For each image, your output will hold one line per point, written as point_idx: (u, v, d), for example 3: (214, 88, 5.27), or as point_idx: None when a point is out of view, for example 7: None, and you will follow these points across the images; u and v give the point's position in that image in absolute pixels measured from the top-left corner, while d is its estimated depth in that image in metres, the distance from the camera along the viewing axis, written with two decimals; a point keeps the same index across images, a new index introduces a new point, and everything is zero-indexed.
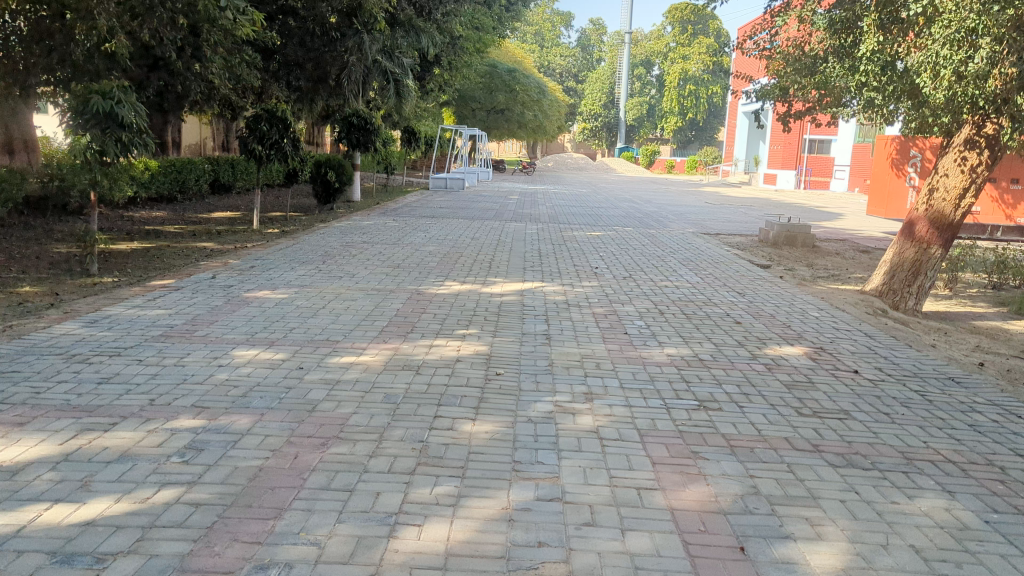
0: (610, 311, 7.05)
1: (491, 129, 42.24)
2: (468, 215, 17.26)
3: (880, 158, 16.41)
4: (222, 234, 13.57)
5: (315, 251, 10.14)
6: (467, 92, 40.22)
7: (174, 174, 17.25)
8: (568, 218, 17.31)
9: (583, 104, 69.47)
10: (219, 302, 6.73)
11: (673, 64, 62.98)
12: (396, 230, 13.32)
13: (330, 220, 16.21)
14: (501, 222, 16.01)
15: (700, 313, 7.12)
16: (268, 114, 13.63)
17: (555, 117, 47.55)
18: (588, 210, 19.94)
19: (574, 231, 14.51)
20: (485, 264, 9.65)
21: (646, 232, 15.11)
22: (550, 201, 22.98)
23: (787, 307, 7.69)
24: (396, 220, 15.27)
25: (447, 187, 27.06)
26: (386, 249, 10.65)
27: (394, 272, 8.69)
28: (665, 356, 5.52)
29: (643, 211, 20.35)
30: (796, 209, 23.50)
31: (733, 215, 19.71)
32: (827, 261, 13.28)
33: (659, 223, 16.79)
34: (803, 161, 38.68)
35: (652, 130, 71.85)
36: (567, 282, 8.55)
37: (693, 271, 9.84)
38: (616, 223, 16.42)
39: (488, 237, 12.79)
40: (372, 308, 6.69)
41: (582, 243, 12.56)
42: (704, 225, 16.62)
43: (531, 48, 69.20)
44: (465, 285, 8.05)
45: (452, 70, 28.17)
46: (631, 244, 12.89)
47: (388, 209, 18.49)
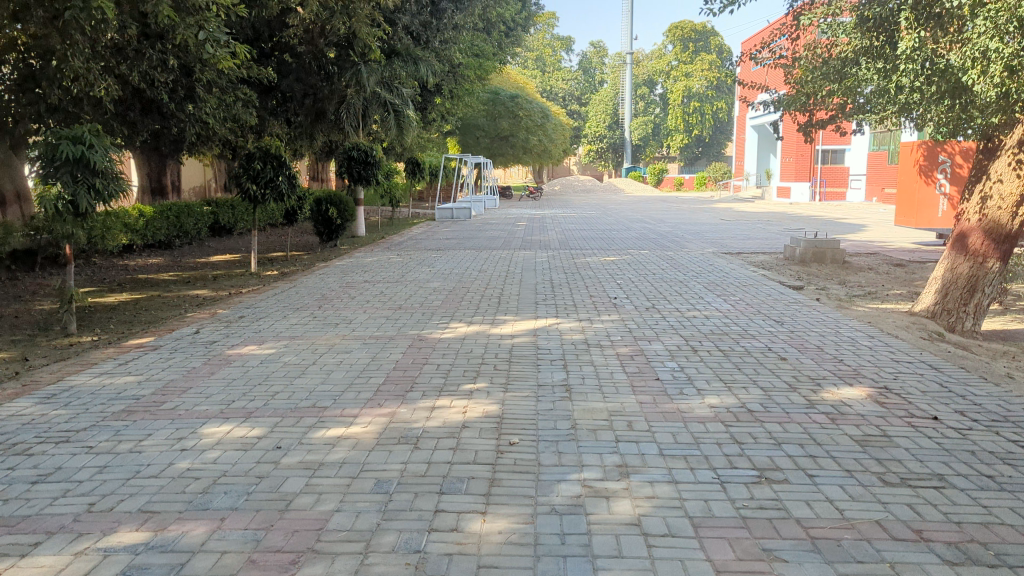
0: (637, 351, 6.27)
1: (497, 155, 41.67)
2: (476, 245, 16.58)
3: (904, 166, 15.57)
4: (218, 279, 12.91)
5: (312, 295, 9.41)
6: (471, 119, 39.72)
7: (171, 219, 16.67)
8: (579, 243, 16.58)
9: (588, 126, 69.01)
10: (198, 363, 5.99)
11: (677, 81, 62.67)
12: (400, 266, 12.62)
13: (333, 257, 15.55)
14: (511, 251, 15.29)
15: (738, 349, 6.33)
16: (263, 152, 13.03)
17: (560, 141, 46.99)
18: (600, 234, 19.22)
19: (588, 257, 13.75)
20: (495, 300, 8.91)
21: (664, 255, 14.32)
22: (560, 226, 22.29)
23: (832, 336, 6.89)
24: (401, 255, 14.58)
25: (454, 216, 26.43)
26: (388, 288, 9.93)
27: (395, 315, 7.94)
28: (707, 409, 4.72)
29: (656, 232, 19.62)
30: (813, 222, 22.74)
31: (751, 232, 18.95)
32: (859, 277, 12.46)
33: (676, 244, 16.02)
34: (816, 172, 37.94)
35: (659, 149, 71.32)
36: (584, 317, 7.78)
37: (720, 296, 9.05)
38: (631, 247, 15.66)
39: (497, 269, 12.07)
40: (368, 362, 5.94)
41: (597, 271, 11.80)
42: (723, 244, 15.83)
43: (533, 73, 68.91)
44: (473, 327, 7.29)
45: (454, 98, 27.67)
46: (649, 268, 12.11)
47: (394, 243, 17.83)
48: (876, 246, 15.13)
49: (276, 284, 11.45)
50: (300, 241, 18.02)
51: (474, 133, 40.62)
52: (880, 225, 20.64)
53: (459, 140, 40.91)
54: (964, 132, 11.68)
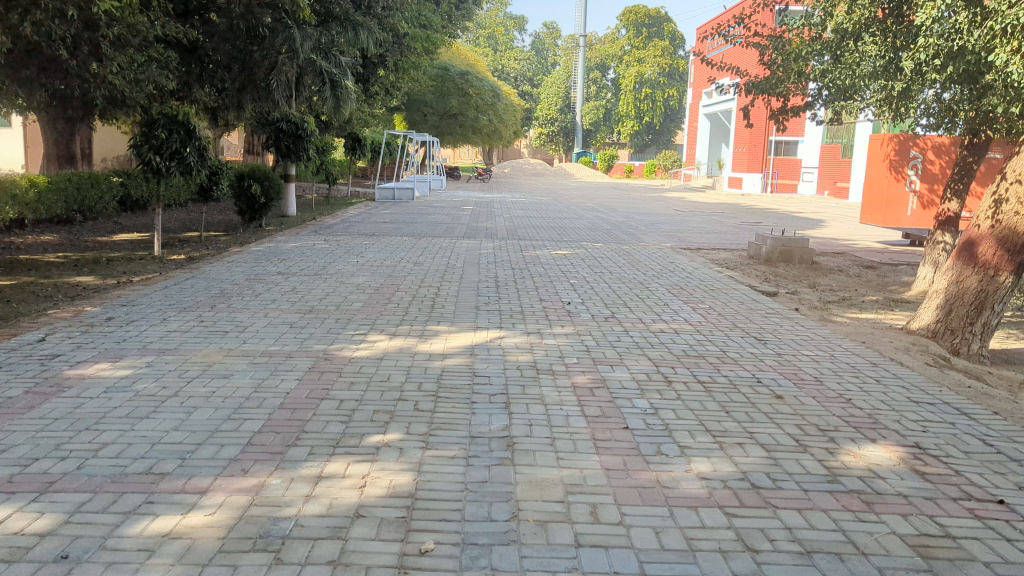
0: (597, 382, 4.99)
1: (444, 135, 40.08)
2: (414, 231, 15.16)
3: (874, 160, 14.53)
4: (112, 263, 11.26)
5: (209, 290, 7.91)
6: (418, 96, 38.04)
7: (70, 191, 14.85)
8: (527, 233, 15.28)
9: (539, 109, 67.74)
10: (18, 392, 4.52)
11: (630, 66, 61.94)
12: (325, 254, 11.14)
13: (253, 240, 13.95)
14: (452, 239, 13.91)
15: (723, 381, 5.09)
16: (166, 119, 11.35)
17: (510, 123, 45.56)
18: (550, 222, 17.93)
19: (538, 249, 12.47)
20: (426, 303, 7.54)
21: (619, 249, 13.10)
22: (507, 212, 20.97)
23: (830, 363, 5.71)
24: (330, 240, 13.08)
25: (395, 198, 24.87)
26: (303, 282, 8.47)
27: (303, 321, 6.52)
28: (696, 483, 3.45)
29: (609, 222, 18.45)
30: (770, 216, 21.87)
31: (708, 226, 17.97)
32: (831, 279, 11.42)
33: (631, 237, 14.83)
34: (769, 164, 37.38)
35: (609, 135, 70.47)
36: (533, 328, 6.48)
37: (689, 304, 7.84)
38: (584, 239, 14.42)
39: (435, 261, 10.70)
40: (249, 393, 4.53)
41: (548, 266, 10.51)
42: (682, 238, 14.70)
43: (484, 52, 67.23)
44: (396, 341, 5.93)
45: (398, 71, 26.07)
46: (605, 265, 10.89)
47: (324, 226, 16.27)
48: (843, 245, 14.16)
49: (176, 271, 9.89)
50: (219, 220, 16.37)
51: (420, 110, 38.95)
52: (839, 223, 19.80)
53: (404, 117, 39.22)
54: (951, 126, 10.68)
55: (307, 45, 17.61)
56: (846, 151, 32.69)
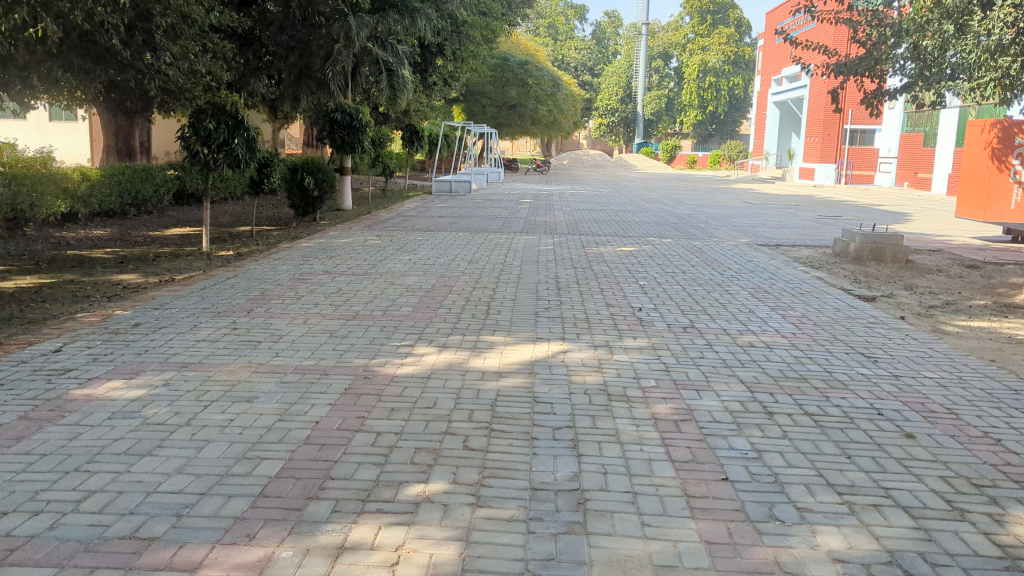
0: (684, 413, 4.17)
1: (503, 126, 39.36)
2: (471, 226, 14.50)
3: (973, 147, 13.35)
4: (158, 259, 10.81)
5: (250, 291, 7.31)
6: (477, 86, 37.39)
7: (122, 184, 14.56)
8: (590, 227, 14.47)
9: (600, 99, 66.57)
10: (13, 416, 3.92)
11: (694, 54, 60.40)
12: (376, 250, 10.53)
13: (305, 235, 13.46)
14: (511, 234, 13.20)
15: (835, 413, 4.23)
16: (215, 108, 10.86)
17: (570, 113, 44.59)
18: (613, 216, 17.08)
19: (603, 246, 11.66)
20: (482, 307, 6.83)
21: (690, 246, 12.19)
22: (568, 205, 20.20)
23: (958, 388, 4.80)
24: (383, 235, 12.48)
25: (452, 190, 24.27)
26: (350, 283, 7.84)
27: (345, 329, 5.85)
28: (829, 569, 2.63)
29: (675, 215, 17.50)
30: (847, 209, 20.60)
31: (783, 220, 16.88)
32: (928, 280, 10.34)
33: (702, 232, 13.89)
34: (842, 154, 35.81)
35: (671, 125, 68.94)
36: (601, 340, 5.70)
37: (778, 312, 6.94)
38: (651, 234, 13.53)
39: (492, 258, 10.00)
40: (272, 422, 3.85)
41: (615, 265, 9.68)
42: (757, 234, 13.70)
43: (544, 41, 66.23)
44: (447, 354, 5.21)
45: (457, 60, 25.45)
46: (677, 263, 10.02)
47: (379, 220, 15.73)
48: (935, 241, 13.00)
49: (221, 268, 9.37)
50: (272, 214, 15.95)
51: (479, 100, 38.28)
52: (924, 216, 18.49)
53: (463, 108, 38.65)
54: None
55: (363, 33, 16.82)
56: (928, 140, 31.01)
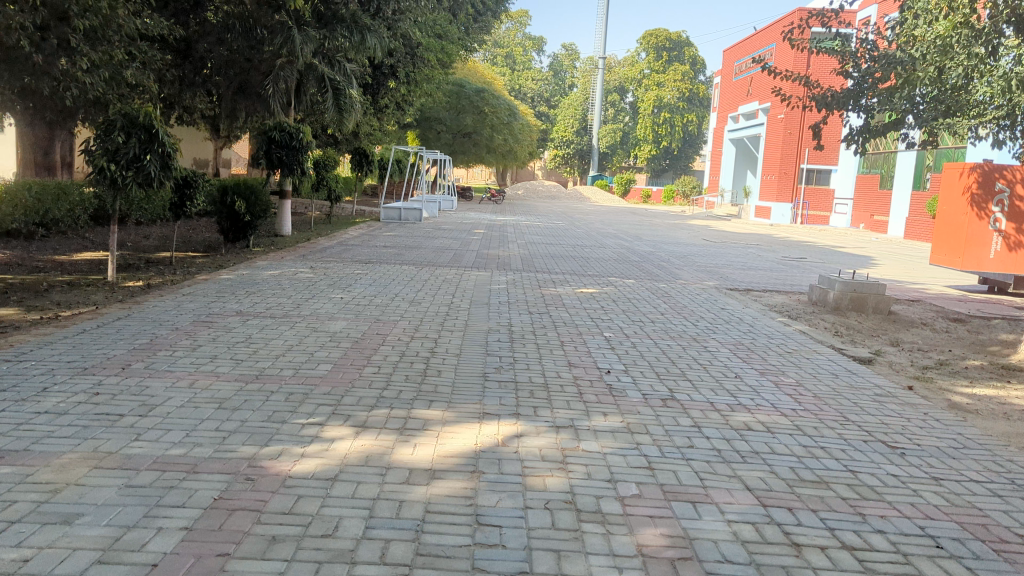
0: (679, 546, 3.03)
1: (457, 154, 38.34)
2: (416, 258, 13.33)
3: (951, 194, 12.72)
4: (52, 288, 9.35)
5: (138, 338, 6.01)
6: (431, 111, 36.37)
7: (29, 201, 13.04)
8: (546, 264, 13.42)
9: (555, 130, 66.14)
10: None
11: (649, 90, 60.52)
12: (305, 286, 9.27)
13: (231, 262, 12.13)
14: (460, 269, 12.06)
15: (881, 548, 3.14)
16: (124, 119, 9.50)
17: (525, 142, 43.82)
18: (570, 252, 16.06)
19: (562, 286, 10.57)
20: (418, 365, 5.63)
21: (656, 288, 11.20)
22: (522, 238, 19.17)
23: (1020, 500, 3.76)
24: (316, 266, 11.21)
25: (401, 218, 23.05)
26: (262, 329, 6.58)
27: (240, 397, 4.60)
28: None
29: (635, 253, 16.56)
30: (810, 251, 19.99)
31: (747, 262, 16.03)
32: (915, 335, 9.45)
33: (667, 273, 12.89)
34: (799, 193, 35.73)
35: (625, 159, 68.81)
36: (563, 419, 4.55)
37: (769, 379, 5.88)
38: (612, 274, 12.49)
39: (437, 298, 8.83)
40: (85, 568, 2.60)
41: (577, 310, 8.57)
42: (724, 276, 12.77)
43: (501, 70, 65.70)
44: (365, 440, 4.00)
45: (411, 83, 24.40)
46: (644, 310, 8.96)
47: (317, 249, 14.45)
48: (912, 289, 12.22)
49: (118, 302, 8.02)
50: (202, 239, 14.53)
51: (433, 127, 37.15)
52: (889, 262, 17.89)
53: (417, 133, 37.52)
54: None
55: (307, 51, 15.41)
56: (884, 182, 30.97)
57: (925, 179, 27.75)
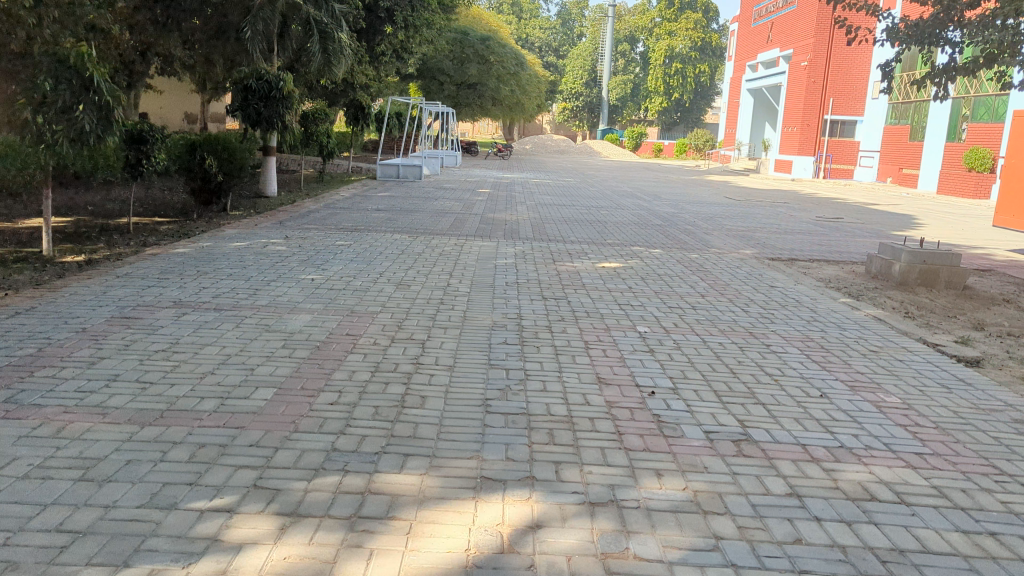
0: None
1: (461, 107, 36.56)
2: (412, 224, 11.81)
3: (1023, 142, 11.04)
4: None
5: (24, 345, 4.55)
6: (434, 62, 34.51)
7: None
8: (559, 230, 11.93)
9: (564, 82, 63.89)
10: None
11: (660, 40, 58.07)
12: (273, 262, 7.77)
13: (199, 230, 10.64)
14: (462, 237, 10.58)
15: None
16: (52, 61, 7.97)
17: (532, 94, 41.91)
18: (584, 214, 14.50)
19: (579, 258, 9.04)
20: (393, 387, 4.13)
21: (687, 258, 9.71)
22: (530, 197, 17.64)
23: None
24: (295, 235, 9.73)
25: (400, 176, 21.42)
26: (198, 329, 5.09)
27: (122, 458, 3.13)
28: None
29: (656, 214, 15.04)
30: (842, 210, 18.44)
31: (781, 225, 14.42)
32: (1001, 314, 7.91)
33: (697, 241, 11.32)
34: (822, 146, 34.09)
35: (635, 112, 66.67)
36: (600, 489, 3.05)
37: (866, 401, 4.37)
38: (635, 241, 10.96)
39: (431, 277, 7.34)
40: None
41: (599, 292, 7.05)
42: (761, 243, 11.23)
43: (508, 20, 63.26)
44: (291, 549, 2.52)
45: (410, 30, 22.68)
46: (679, 290, 7.44)
47: (301, 213, 12.92)
48: (978, 255, 10.66)
49: (37, 286, 6.55)
50: (173, 201, 13.07)
51: (436, 78, 35.18)
52: (934, 223, 16.27)
53: (419, 85, 35.61)
54: None
55: None
56: (915, 133, 29.27)
57: (961, 129, 26.12)
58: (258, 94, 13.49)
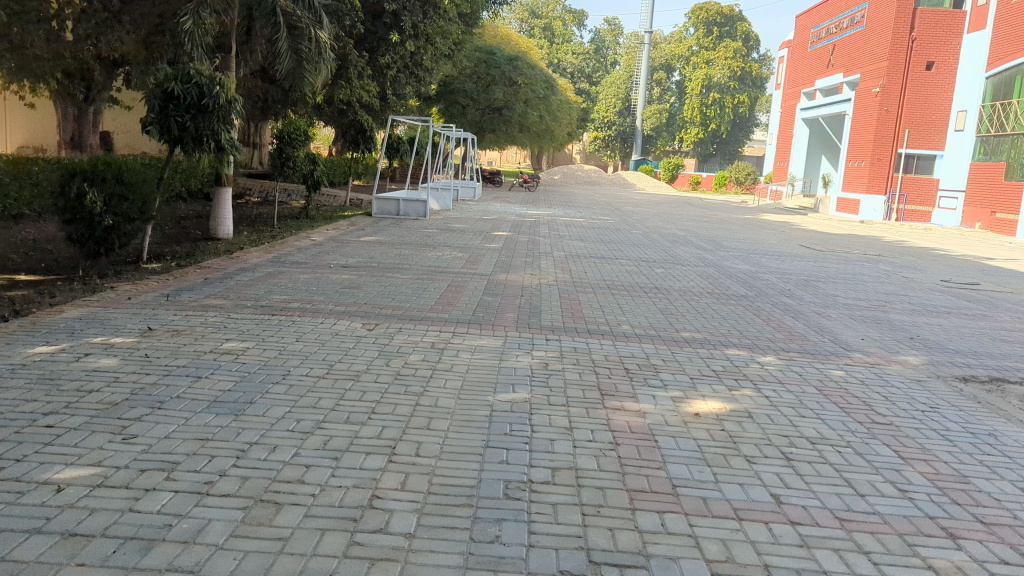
0: None
1: (485, 133, 32.91)
2: (382, 294, 7.93)
3: None
4: None
5: None
6: (454, 82, 30.91)
7: None
8: (598, 307, 7.99)
9: (596, 110, 60.41)
10: None
11: (698, 68, 54.31)
12: (42, 410, 3.85)
13: (43, 300, 6.79)
14: (448, 323, 6.65)
15: None
16: None
17: (564, 120, 38.33)
18: (632, 275, 10.56)
19: (647, 386, 5.04)
20: None
21: (824, 379, 5.70)
22: (558, 245, 13.75)
23: None
24: (168, 324, 5.85)
25: (399, 213, 17.61)
26: None
27: None
28: None
29: (731, 276, 11.04)
30: (958, 269, 14.29)
31: (908, 298, 10.34)
32: None
33: (819, 335, 7.26)
34: (895, 183, 29.99)
35: (671, 143, 62.86)
36: None
37: None
38: (726, 334, 6.96)
39: (352, 468, 3.42)
40: None
41: (717, 532, 3.05)
42: (920, 344, 7.17)
43: (538, 44, 59.81)
44: None
45: (421, 39, 19.05)
46: (888, 511, 3.39)
47: (235, 267, 9.12)
48: None
49: None
50: (57, 251, 9.31)
51: (458, 100, 31.61)
52: None
53: (440, 108, 32.01)
54: None
55: None
56: (1011, 172, 25.09)
57: None
58: (181, 101, 9.61)
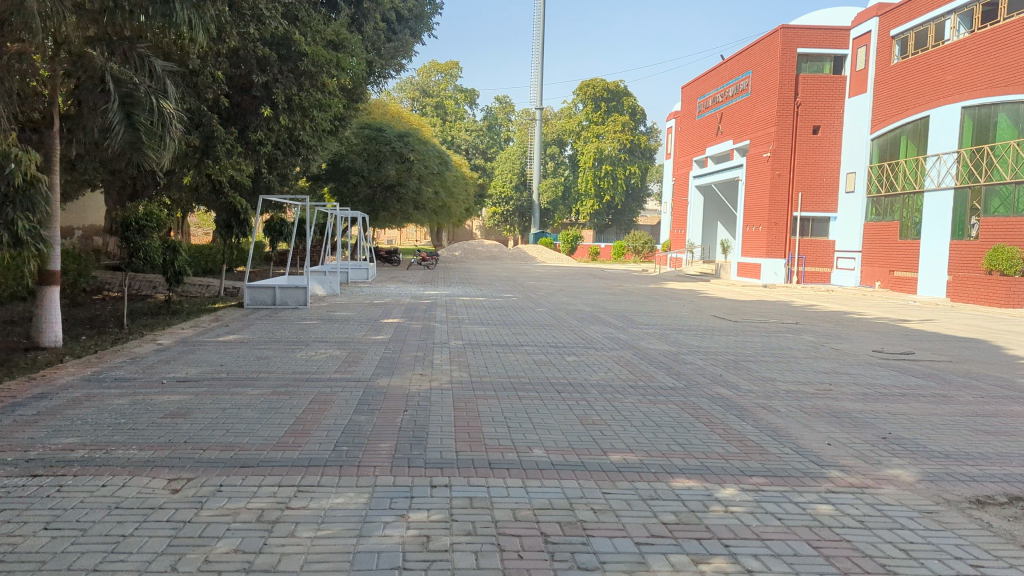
0: None
1: (379, 212, 31.28)
2: (216, 421, 6.00)
3: None
4: None
5: None
6: (342, 160, 29.31)
7: None
8: (503, 422, 6.25)
9: (493, 185, 59.92)
10: None
11: (588, 142, 54.54)
12: None
13: None
14: (294, 468, 4.78)
15: None
16: None
17: (460, 195, 37.24)
18: (541, 367, 8.93)
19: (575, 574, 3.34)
20: None
21: (812, 524, 4.12)
22: (454, 332, 12.05)
23: None
24: None
25: (276, 302, 15.61)
26: None
27: None
28: None
29: (653, 362, 9.55)
30: (887, 335, 13.26)
31: (853, 377, 9.07)
32: None
33: (779, 445, 5.73)
34: (794, 247, 29.85)
35: (568, 215, 62.74)
36: None
37: None
38: (668, 454, 5.35)
39: None
40: None
41: None
42: (903, 449, 5.72)
43: (430, 122, 59.23)
44: None
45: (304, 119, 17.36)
46: None
47: (30, 392, 7.02)
48: None
49: None
50: None
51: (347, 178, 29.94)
52: None
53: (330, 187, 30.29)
54: None
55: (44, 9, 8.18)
56: (906, 231, 25.14)
57: (970, 225, 22.07)
58: None
